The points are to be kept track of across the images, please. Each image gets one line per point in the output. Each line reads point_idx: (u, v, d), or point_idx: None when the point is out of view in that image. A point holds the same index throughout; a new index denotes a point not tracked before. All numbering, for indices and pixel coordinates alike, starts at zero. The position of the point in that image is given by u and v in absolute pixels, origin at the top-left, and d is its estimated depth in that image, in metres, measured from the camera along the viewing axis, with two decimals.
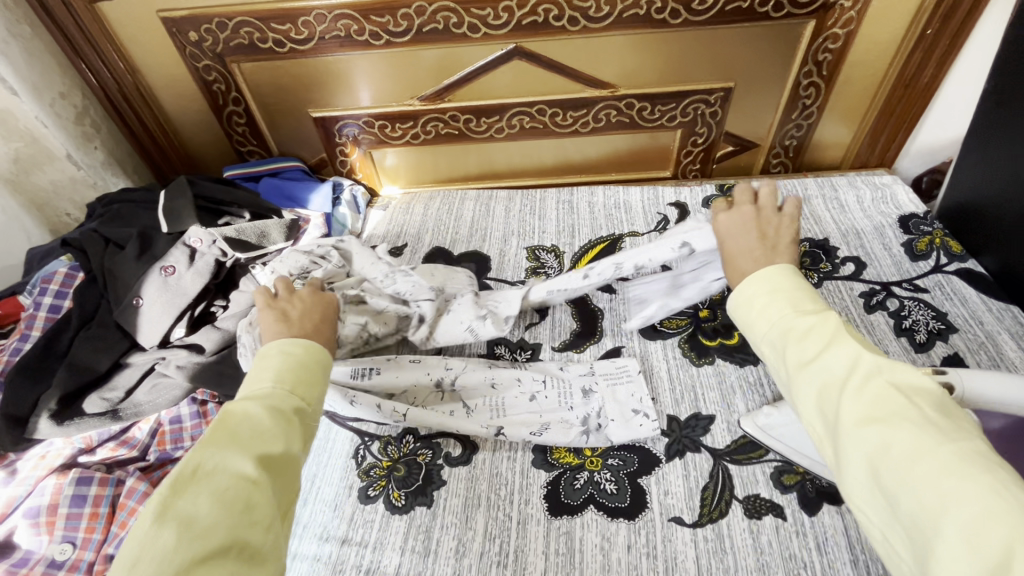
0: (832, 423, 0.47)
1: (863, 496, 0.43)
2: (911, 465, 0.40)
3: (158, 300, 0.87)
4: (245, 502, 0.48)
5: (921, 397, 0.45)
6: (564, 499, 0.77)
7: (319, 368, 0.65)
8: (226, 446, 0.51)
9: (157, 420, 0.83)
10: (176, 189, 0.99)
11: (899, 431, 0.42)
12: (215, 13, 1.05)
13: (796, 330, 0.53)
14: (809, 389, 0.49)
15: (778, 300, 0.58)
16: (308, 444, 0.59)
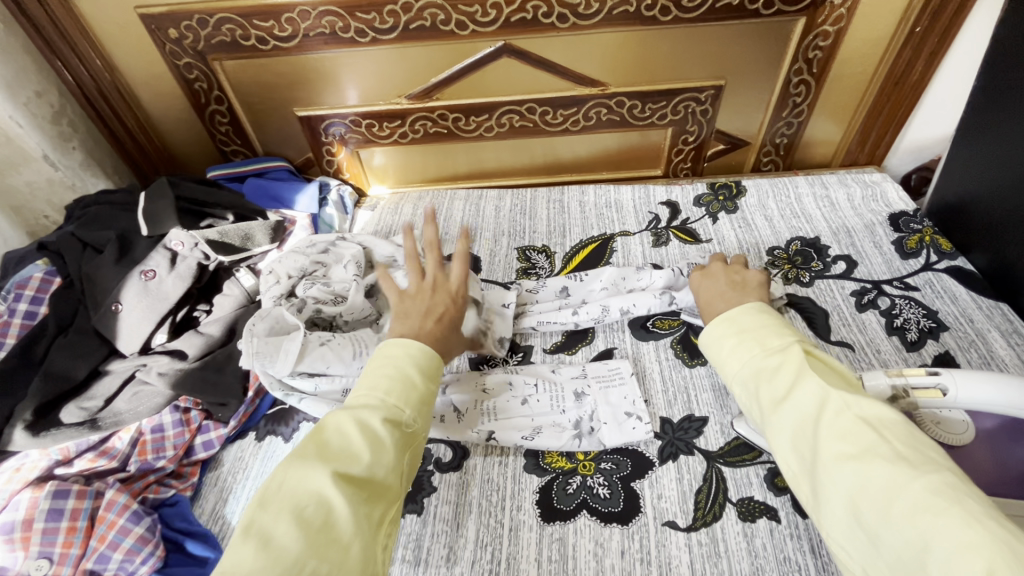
0: (809, 461, 0.49)
1: (844, 531, 0.45)
2: (890, 500, 0.42)
3: (138, 306, 0.84)
4: (322, 521, 0.49)
5: (889, 429, 0.47)
6: (557, 504, 0.76)
7: (420, 376, 0.63)
8: (310, 460, 0.53)
9: (138, 428, 0.79)
10: (157, 190, 0.96)
11: (874, 467, 0.44)
12: (195, 10, 1.02)
13: (766, 369, 0.57)
14: (785, 428, 0.52)
15: (745, 342, 0.61)
16: (401, 452, 0.57)
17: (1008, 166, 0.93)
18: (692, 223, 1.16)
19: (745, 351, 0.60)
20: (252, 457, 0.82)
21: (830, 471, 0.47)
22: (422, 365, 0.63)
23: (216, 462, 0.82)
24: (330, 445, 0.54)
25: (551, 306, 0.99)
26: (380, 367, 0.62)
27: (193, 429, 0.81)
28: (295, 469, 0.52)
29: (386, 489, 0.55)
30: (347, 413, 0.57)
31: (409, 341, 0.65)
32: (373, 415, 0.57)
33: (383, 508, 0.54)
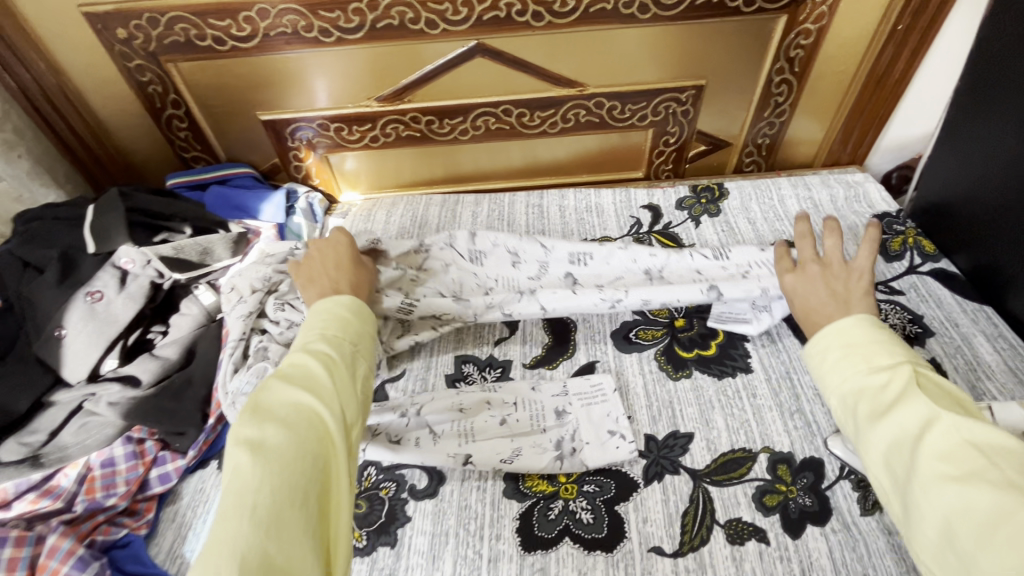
0: (903, 482, 0.46)
1: (940, 556, 0.43)
2: (997, 532, 0.39)
3: (83, 330, 0.78)
4: (309, 429, 0.51)
5: (1007, 457, 0.42)
6: (538, 531, 0.72)
7: (355, 315, 0.66)
8: (277, 385, 0.54)
9: (86, 464, 0.73)
10: (107, 203, 0.89)
11: (981, 492, 0.41)
12: (145, 8, 0.96)
13: (865, 385, 0.53)
14: (876, 444, 0.49)
15: (848, 354, 0.56)
16: (361, 375, 0.60)
17: (993, 166, 0.91)
18: (674, 227, 1.13)
19: (844, 363, 0.56)
20: (213, 489, 0.78)
21: (930, 494, 0.43)
22: (350, 303, 0.67)
23: (174, 495, 0.77)
24: (292, 371, 0.55)
25: (591, 299, 0.90)
26: (315, 314, 0.64)
27: (147, 462, 0.76)
28: (268, 398, 0.53)
29: (355, 405, 0.57)
30: (299, 350, 0.58)
31: (337, 295, 0.68)
32: (326, 345, 0.59)
33: (355, 419, 0.56)
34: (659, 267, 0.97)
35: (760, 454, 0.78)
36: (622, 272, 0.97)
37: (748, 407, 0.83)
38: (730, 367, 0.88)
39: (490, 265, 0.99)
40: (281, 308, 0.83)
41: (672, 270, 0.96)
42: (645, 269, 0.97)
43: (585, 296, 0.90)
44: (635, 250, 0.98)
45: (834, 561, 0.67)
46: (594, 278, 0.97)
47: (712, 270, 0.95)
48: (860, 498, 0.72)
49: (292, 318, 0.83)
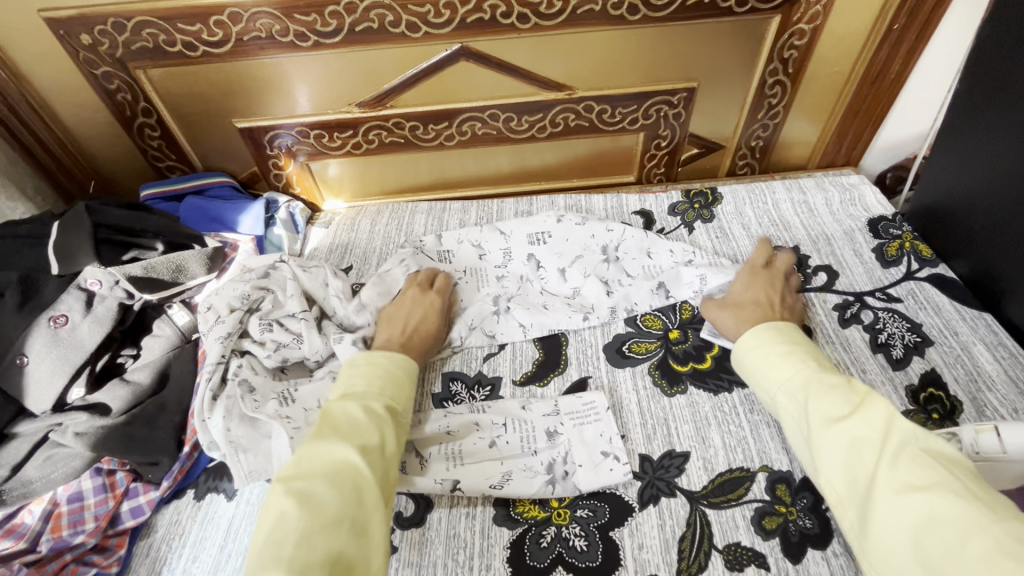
0: (864, 488, 0.52)
1: (896, 560, 0.47)
2: (958, 537, 0.44)
3: (47, 357, 0.74)
4: (351, 485, 0.56)
5: (956, 468, 0.50)
6: (530, 561, 0.69)
7: (405, 375, 0.73)
8: (331, 437, 0.60)
9: (52, 499, 0.70)
10: (73, 218, 0.85)
11: (941, 500, 0.47)
12: (109, 13, 0.91)
13: (820, 387, 0.61)
14: (837, 448, 0.55)
15: (798, 355, 0.68)
16: (400, 438, 0.66)
17: (993, 170, 0.89)
18: (668, 234, 1.10)
19: (795, 367, 0.66)
20: (189, 520, 0.74)
21: (894, 499, 0.49)
22: (401, 361, 0.74)
23: (148, 528, 0.73)
24: (345, 424, 0.62)
25: (562, 315, 0.95)
26: (372, 366, 0.71)
27: (118, 495, 0.72)
28: (321, 447, 0.58)
29: (394, 466, 0.62)
30: (354, 403, 0.65)
31: (393, 351, 0.75)
32: (376, 405, 0.65)
33: (391, 480, 0.61)
34: (615, 244, 1.03)
35: (759, 474, 0.75)
36: (581, 249, 1.02)
37: (745, 423, 0.80)
38: (727, 380, 0.85)
39: (460, 260, 1.01)
40: (268, 327, 0.82)
41: (628, 249, 1.02)
42: (601, 245, 1.03)
43: (557, 312, 0.95)
44: (592, 226, 1.04)
45: None
46: (555, 258, 1.01)
47: (660, 251, 1.02)
48: None
49: (281, 339, 0.81)
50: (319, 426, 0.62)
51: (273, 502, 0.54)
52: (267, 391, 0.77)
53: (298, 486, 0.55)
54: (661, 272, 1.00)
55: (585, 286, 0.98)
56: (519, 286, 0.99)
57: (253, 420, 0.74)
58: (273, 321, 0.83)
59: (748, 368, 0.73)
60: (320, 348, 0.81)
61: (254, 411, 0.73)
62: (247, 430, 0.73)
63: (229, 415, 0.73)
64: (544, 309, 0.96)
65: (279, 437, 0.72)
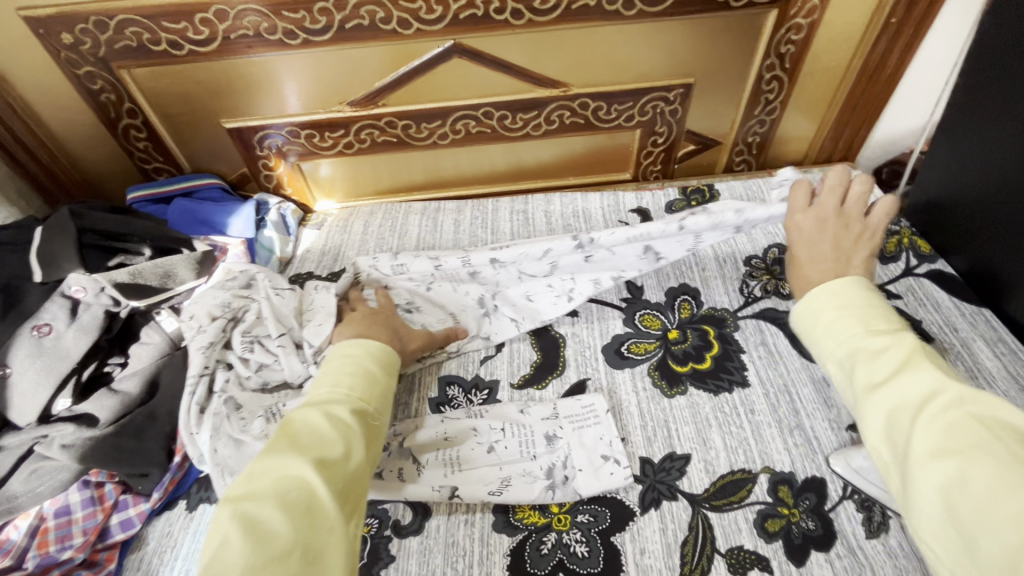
0: (901, 452, 0.46)
1: (932, 529, 0.42)
2: (995, 506, 0.39)
3: (32, 368, 0.72)
4: (304, 504, 0.50)
5: (1007, 432, 0.43)
6: (530, 568, 0.68)
7: (380, 372, 0.69)
8: (286, 451, 0.54)
9: (39, 514, 0.68)
10: (57, 224, 0.82)
11: (981, 468, 0.41)
12: (91, 11, 0.88)
13: (866, 350, 0.53)
14: (874, 413, 0.49)
15: (847, 317, 0.57)
16: (370, 448, 0.60)
17: (992, 165, 0.88)
18: None
19: (840, 326, 0.57)
20: (182, 532, 0.72)
21: (927, 465, 0.43)
22: (377, 358, 0.70)
23: (139, 541, 0.72)
24: (305, 436, 0.56)
25: (549, 301, 0.94)
26: (341, 365, 0.68)
27: (107, 508, 0.70)
28: (273, 458, 0.53)
29: (362, 475, 0.57)
30: (316, 407, 0.60)
31: (368, 341, 0.72)
32: (341, 407, 0.61)
33: (357, 496, 0.55)
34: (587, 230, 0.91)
35: (761, 475, 0.74)
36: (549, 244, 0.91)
37: (746, 424, 0.79)
38: (727, 381, 0.84)
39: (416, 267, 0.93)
40: (249, 347, 0.79)
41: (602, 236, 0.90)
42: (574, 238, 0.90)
43: (542, 301, 0.94)
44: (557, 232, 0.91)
45: None
46: (524, 261, 0.92)
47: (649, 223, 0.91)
48: (864, 519, 0.69)
49: (263, 360, 0.79)
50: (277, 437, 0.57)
51: (217, 527, 0.48)
52: (254, 408, 0.75)
53: (244, 504, 0.50)
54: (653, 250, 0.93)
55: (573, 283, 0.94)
56: (493, 275, 0.94)
57: (239, 441, 0.71)
58: (248, 340, 0.80)
59: (798, 332, 0.62)
60: (299, 371, 0.78)
61: (240, 432, 0.71)
62: (234, 450, 0.70)
63: (217, 433, 0.71)
64: (530, 300, 0.94)
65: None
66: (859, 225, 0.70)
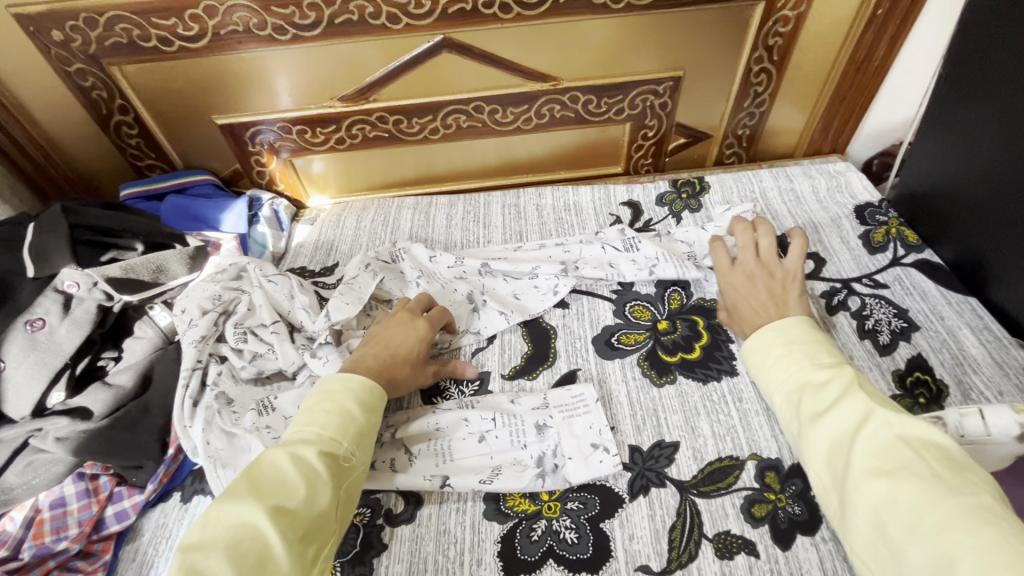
0: (841, 474, 0.54)
1: (868, 545, 0.50)
2: (919, 519, 0.46)
3: (26, 362, 0.73)
4: (256, 557, 0.50)
5: (930, 451, 0.51)
6: (520, 554, 0.69)
7: (360, 410, 0.66)
8: (245, 496, 0.54)
9: (34, 506, 0.69)
10: (48, 221, 0.83)
11: (904, 486, 0.49)
12: (80, 8, 0.89)
13: (812, 384, 0.62)
14: (819, 440, 0.57)
15: (793, 353, 0.67)
16: (338, 491, 0.60)
17: (976, 155, 0.89)
18: (655, 224, 1.09)
19: (790, 364, 0.66)
20: (176, 523, 0.73)
21: (862, 485, 0.51)
22: (361, 398, 0.67)
23: (134, 531, 0.73)
24: (268, 479, 0.56)
25: (535, 298, 0.95)
26: (318, 403, 0.65)
27: (102, 500, 0.71)
28: (227, 504, 0.54)
29: (325, 521, 0.57)
30: (283, 447, 0.60)
31: (349, 376, 0.69)
32: (309, 447, 0.60)
33: (317, 547, 0.55)
34: (574, 261, 0.99)
35: (748, 462, 0.75)
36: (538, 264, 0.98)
37: (734, 412, 0.80)
38: (715, 369, 0.85)
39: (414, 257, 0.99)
40: (243, 337, 0.79)
41: (587, 261, 0.99)
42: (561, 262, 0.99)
43: (529, 300, 0.95)
44: (548, 248, 1.01)
45: (826, 571, 0.65)
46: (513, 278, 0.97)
47: (623, 263, 0.98)
48: None
49: (256, 350, 0.79)
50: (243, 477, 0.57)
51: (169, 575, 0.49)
52: (245, 402, 0.75)
53: (196, 553, 0.50)
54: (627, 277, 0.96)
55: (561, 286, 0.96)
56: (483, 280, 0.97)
57: (231, 434, 0.72)
58: (241, 330, 0.80)
59: (749, 367, 0.72)
60: (293, 359, 0.78)
61: (231, 426, 0.71)
62: (225, 443, 0.71)
63: (209, 427, 0.72)
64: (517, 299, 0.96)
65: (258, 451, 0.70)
66: (779, 274, 0.83)
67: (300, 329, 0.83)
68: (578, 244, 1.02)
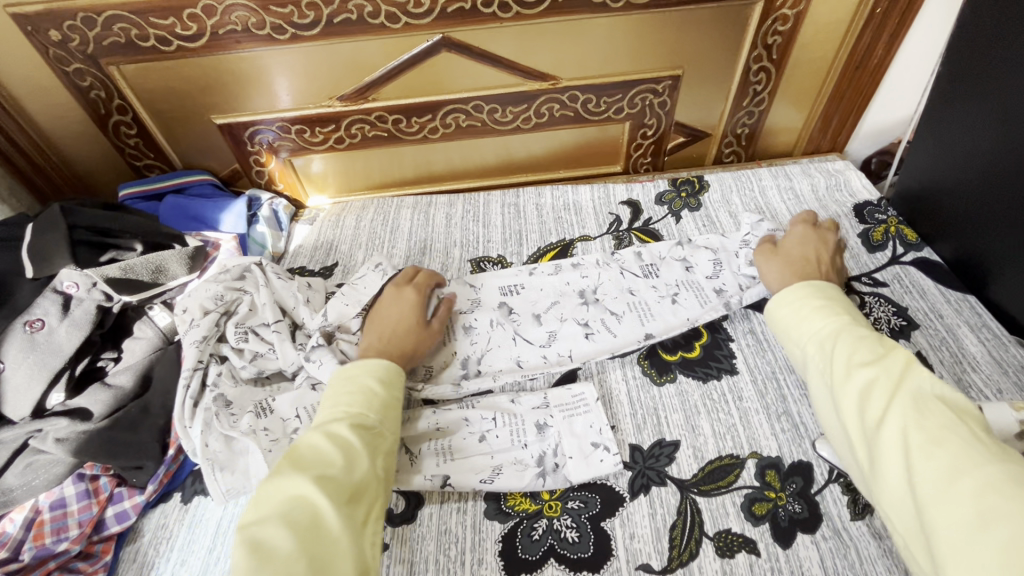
0: (872, 430, 0.54)
1: (898, 498, 0.51)
2: (949, 476, 0.47)
3: (25, 363, 0.73)
4: (308, 524, 0.52)
5: (968, 417, 0.51)
6: (521, 553, 0.69)
7: (381, 387, 0.68)
8: (289, 472, 0.56)
9: (34, 507, 0.69)
10: (48, 221, 0.83)
11: (939, 443, 0.49)
12: (78, 7, 0.89)
13: (850, 344, 0.63)
14: (855, 389, 0.58)
15: (834, 317, 0.68)
16: (378, 460, 0.62)
17: (975, 154, 0.89)
18: (655, 223, 1.09)
19: (819, 321, 0.68)
20: (177, 523, 0.73)
21: (893, 441, 0.52)
22: (382, 377, 0.69)
23: (135, 533, 0.73)
24: (307, 455, 0.58)
25: (540, 329, 0.91)
26: (342, 386, 0.67)
27: (102, 501, 0.71)
28: (274, 481, 0.56)
29: (370, 487, 0.59)
30: (319, 428, 0.62)
31: (367, 360, 0.71)
32: (342, 424, 0.62)
33: (364, 514, 0.57)
34: (593, 288, 0.96)
35: (748, 460, 0.75)
36: (557, 295, 0.95)
37: (734, 410, 0.80)
38: (715, 368, 0.85)
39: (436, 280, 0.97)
40: (243, 337, 0.79)
41: (606, 290, 0.95)
42: (578, 290, 0.96)
43: (534, 332, 0.90)
44: (566, 275, 0.98)
45: (826, 570, 0.65)
46: (529, 306, 0.94)
47: (643, 288, 0.95)
48: (850, 502, 0.70)
49: (257, 350, 0.79)
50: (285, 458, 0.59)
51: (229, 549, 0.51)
52: (244, 404, 0.75)
53: (252, 529, 0.52)
54: (646, 307, 0.93)
55: (562, 329, 0.91)
56: (498, 311, 0.93)
57: (229, 437, 0.72)
58: (242, 330, 0.80)
59: (781, 331, 0.73)
60: (293, 360, 0.78)
61: (229, 429, 0.71)
62: (224, 446, 0.72)
63: (208, 428, 0.72)
64: (525, 324, 0.92)
65: (256, 453, 0.71)
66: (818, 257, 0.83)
67: (302, 328, 0.83)
68: (595, 266, 0.99)
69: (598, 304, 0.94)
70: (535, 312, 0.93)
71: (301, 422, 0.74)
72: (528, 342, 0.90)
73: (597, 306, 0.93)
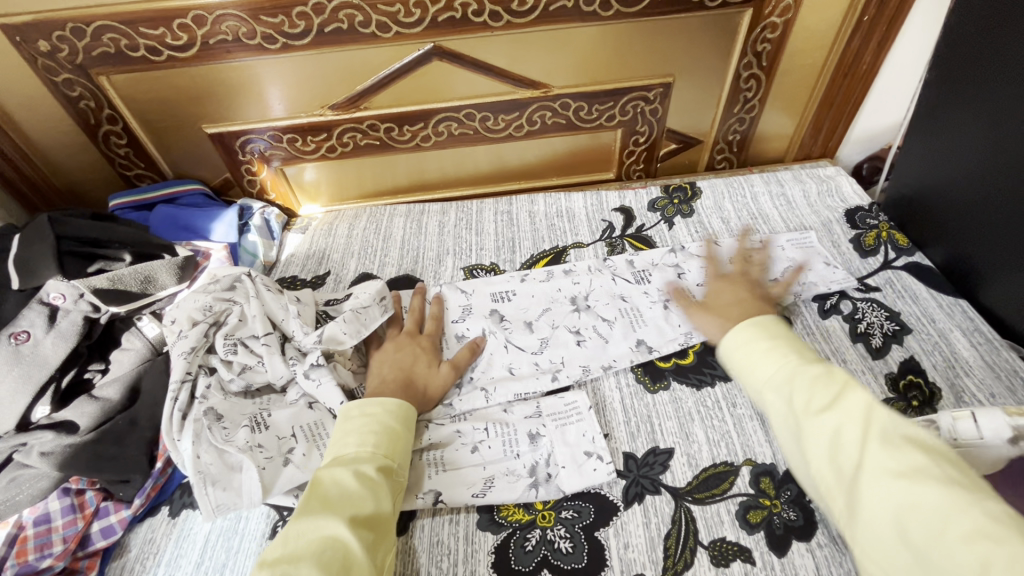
0: (849, 478, 0.53)
1: (888, 551, 0.49)
2: (944, 523, 0.45)
3: (10, 376, 0.72)
4: (341, 564, 0.55)
5: (934, 451, 0.51)
6: (514, 564, 0.68)
7: (401, 424, 0.72)
8: (319, 512, 0.60)
9: (17, 523, 0.67)
10: (37, 230, 0.82)
11: (926, 488, 0.48)
12: (68, 18, 0.89)
13: (803, 377, 0.62)
14: (824, 438, 0.56)
15: (779, 347, 0.68)
16: (395, 502, 0.66)
17: (964, 160, 0.90)
18: (647, 230, 1.09)
19: (770, 357, 0.67)
20: (164, 538, 0.72)
21: (876, 488, 0.50)
22: (399, 415, 0.72)
23: (121, 548, 0.71)
24: (334, 495, 0.61)
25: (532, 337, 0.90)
26: (363, 423, 0.70)
27: (88, 516, 0.70)
28: (306, 521, 0.59)
29: (389, 527, 0.63)
30: (344, 467, 0.65)
31: (383, 398, 0.74)
32: (368, 465, 0.65)
33: (383, 557, 0.60)
34: (584, 294, 0.96)
35: (743, 467, 0.75)
36: (549, 302, 0.95)
37: (729, 417, 0.80)
38: (709, 375, 0.85)
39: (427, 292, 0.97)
40: (233, 348, 0.78)
41: (598, 297, 0.95)
42: (570, 297, 0.96)
43: (524, 338, 0.90)
44: (558, 280, 0.98)
45: None
46: (520, 313, 0.94)
47: (635, 294, 0.95)
48: None
49: (246, 362, 0.78)
50: (308, 495, 0.62)
51: None
52: (236, 418, 0.75)
53: (283, 567, 0.54)
54: (638, 314, 0.93)
55: (554, 337, 0.90)
56: (489, 318, 0.93)
57: (222, 449, 0.71)
58: (231, 342, 0.78)
59: (733, 366, 0.71)
60: (282, 373, 0.78)
61: (223, 442, 0.70)
62: (216, 459, 0.70)
63: (198, 440, 0.71)
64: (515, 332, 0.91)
65: (251, 470, 0.70)
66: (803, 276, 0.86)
67: (292, 340, 0.83)
68: (588, 272, 1.00)
69: (590, 311, 0.93)
70: (527, 318, 0.93)
71: (298, 442, 0.74)
72: (519, 348, 0.89)
73: (588, 312, 0.93)
